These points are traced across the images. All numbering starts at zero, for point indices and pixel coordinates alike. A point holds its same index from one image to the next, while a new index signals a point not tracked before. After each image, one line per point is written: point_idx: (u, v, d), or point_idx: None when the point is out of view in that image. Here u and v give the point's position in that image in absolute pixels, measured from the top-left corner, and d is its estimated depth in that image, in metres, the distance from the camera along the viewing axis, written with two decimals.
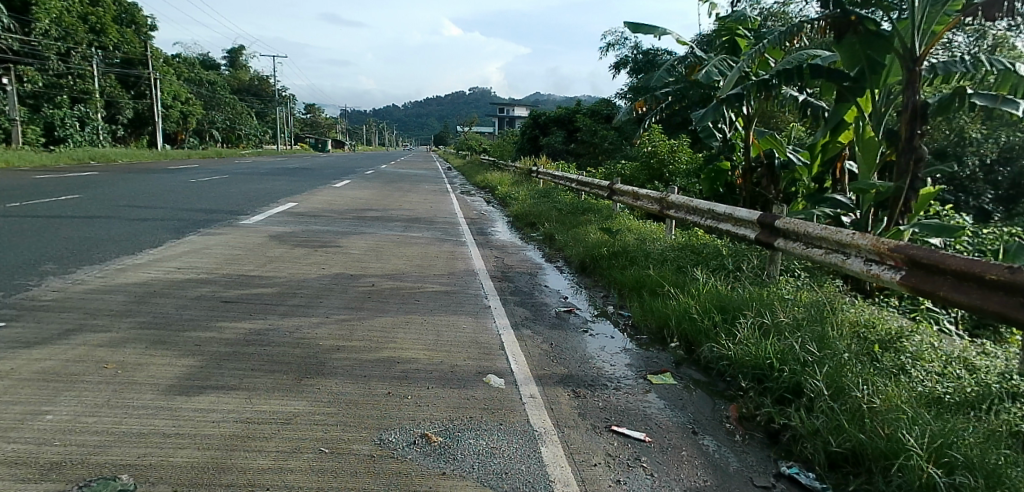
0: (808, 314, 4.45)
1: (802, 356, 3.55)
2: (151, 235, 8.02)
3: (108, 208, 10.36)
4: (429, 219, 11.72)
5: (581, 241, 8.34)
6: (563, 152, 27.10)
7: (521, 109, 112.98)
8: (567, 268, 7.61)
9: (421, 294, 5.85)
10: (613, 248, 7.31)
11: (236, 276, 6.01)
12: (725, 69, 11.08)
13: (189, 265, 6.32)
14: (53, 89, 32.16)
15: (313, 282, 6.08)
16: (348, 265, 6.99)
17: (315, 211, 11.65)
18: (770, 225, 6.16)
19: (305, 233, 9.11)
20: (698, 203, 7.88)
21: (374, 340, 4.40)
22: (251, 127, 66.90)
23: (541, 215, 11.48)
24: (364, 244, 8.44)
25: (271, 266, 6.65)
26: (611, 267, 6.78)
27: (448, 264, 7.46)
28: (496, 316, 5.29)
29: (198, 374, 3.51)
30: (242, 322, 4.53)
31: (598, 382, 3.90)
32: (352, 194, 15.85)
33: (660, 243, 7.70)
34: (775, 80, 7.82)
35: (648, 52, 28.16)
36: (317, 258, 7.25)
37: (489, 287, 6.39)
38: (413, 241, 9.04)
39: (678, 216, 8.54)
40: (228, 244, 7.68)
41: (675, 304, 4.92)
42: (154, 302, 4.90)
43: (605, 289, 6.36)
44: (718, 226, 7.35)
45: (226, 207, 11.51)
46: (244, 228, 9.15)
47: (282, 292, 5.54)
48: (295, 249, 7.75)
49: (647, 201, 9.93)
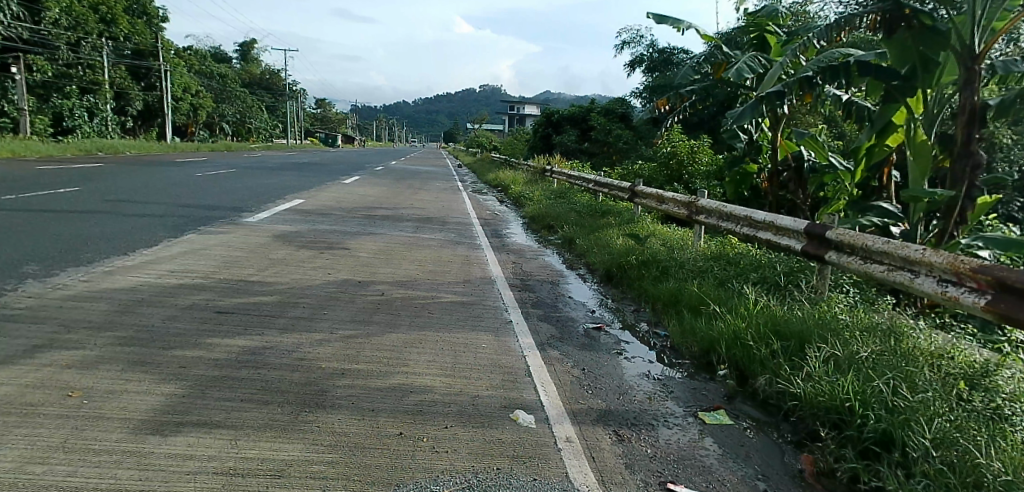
0: (879, 342, 3.89)
1: (893, 402, 3.00)
2: (147, 232, 7.53)
3: (107, 202, 9.89)
4: (441, 219, 11.21)
5: (606, 247, 7.79)
6: (576, 151, 26.56)
7: (532, 107, 112.39)
8: (591, 277, 7.08)
9: (435, 305, 5.33)
10: (642, 256, 6.76)
11: (235, 282, 5.51)
12: (757, 67, 10.54)
13: (184, 268, 5.82)
14: (61, 79, 31.89)
15: (319, 289, 5.57)
16: (356, 270, 6.48)
17: (322, 209, 11.14)
18: (820, 236, 5.61)
19: (311, 233, 8.60)
20: (733, 208, 7.31)
21: (383, 362, 3.87)
22: (261, 120, 66.64)
23: (559, 217, 10.93)
24: (374, 247, 7.93)
25: (273, 270, 6.13)
26: (640, 278, 6.24)
27: (463, 271, 6.93)
28: (518, 332, 4.76)
29: (177, 406, 3.00)
30: (236, 339, 4.01)
31: (642, 419, 3.37)
32: (362, 191, 15.36)
33: (692, 251, 7.13)
34: (819, 78, 7.20)
35: (664, 51, 27.56)
36: (323, 262, 6.74)
37: (508, 297, 5.86)
38: (425, 244, 8.52)
39: (708, 222, 7.97)
40: (228, 245, 7.18)
41: (723, 327, 4.37)
42: (140, 311, 4.40)
43: (635, 303, 5.82)
44: (755, 235, 6.79)
45: (230, 203, 11.01)
46: (247, 227, 8.66)
47: (283, 301, 5.02)
48: (300, 251, 7.24)
49: (673, 204, 9.38)
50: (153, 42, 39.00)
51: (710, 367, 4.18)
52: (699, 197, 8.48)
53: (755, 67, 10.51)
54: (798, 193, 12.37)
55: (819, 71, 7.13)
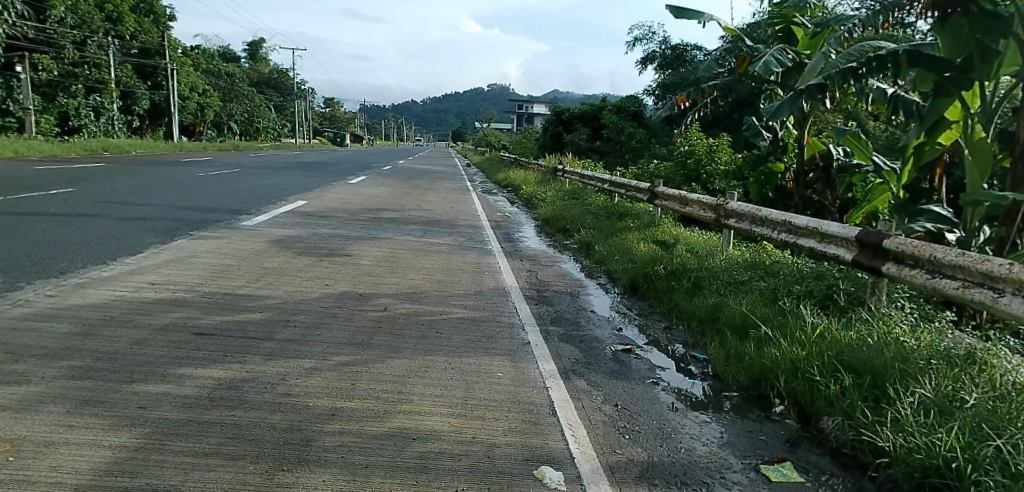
0: (972, 376, 3.28)
1: (1018, 467, 2.41)
2: (135, 238, 6.98)
3: (99, 205, 9.38)
4: (450, 221, 10.64)
5: (630, 254, 7.18)
6: (587, 150, 25.92)
7: (541, 107, 111.72)
8: (614, 287, 6.48)
9: (444, 323, 4.74)
10: (671, 265, 6.15)
11: (221, 296, 4.94)
12: (785, 60, 9.95)
13: (166, 278, 5.26)
14: (67, 78, 31.59)
15: (314, 304, 4.99)
16: (357, 280, 5.91)
17: (325, 211, 10.59)
18: (876, 246, 4.98)
19: (311, 238, 8.04)
20: (769, 212, 6.68)
21: (383, 397, 3.29)
22: (269, 119, 66.38)
23: (575, 219, 10.31)
24: (377, 253, 7.36)
25: (266, 281, 5.57)
26: (672, 291, 5.63)
27: (474, 280, 6.34)
28: (539, 357, 4.16)
29: (126, 464, 2.43)
30: (211, 369, 3.44)
31: (694, 476, 2.77)
32: (368, 192, 14.80)
33: (725, 260, 6.52)
34: (865, 69, 6.52)
35: (677, 47, 26.85)
36: (321, 271, 6.17)
37: (524, 312, 5.28)
38: (433, 249, 7.94)
39: (739, 227, 7.35)
40: (220, 251, 6.63)
41: (778, 356, 3.77)
42: (106, 334, 3.84)
43: (668, 320, 5.22)
44: (796, 242, 6.17)
45: (228, 205, 10.47)
46: (243, 231, 8.10)
47: (273, 319, 4.46)
48: (298, 258, 6.68)
49: (698, 207, 8.75)
50: (160, 41, 38.71)
51: (765, 405, 3.58)
52: (729, 199, 7.85)
53: (783, 60, 9.91)
54: (826, 194, 11.80)
55: (866, 61, 6.47)
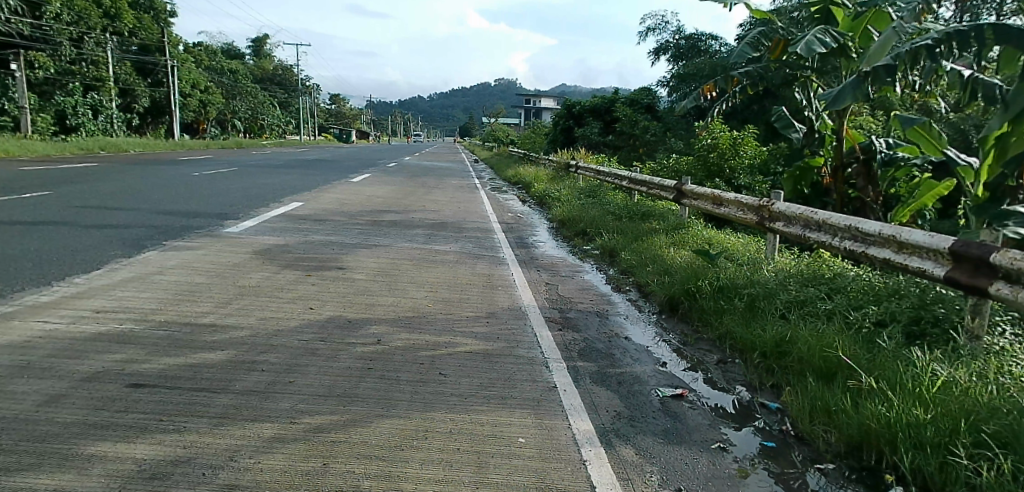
0: None
1: None
2: (97, 250, 6.13)
3: (74, 210, 8.58)
4: (457, 224, 9.73)
5: (665, 265, 6.25)
6: (599, 145, 24.91)
7: (549, 101, 110.40)
8: (647, 304, 5.59)
9: (450, 361, 3.85)
10: (716, 280, 5.23)
11: (179, 327, 4.08)
12: (826, 43, 9.21)
13: (116, 304, 4.40)
14: (64, 76, 30.86)
15: (291, 336, 4.10)
16: (348, 301, 5.03)
17: (321, 214, 9.72)
18: (981, 262, 3.95)
19: (300, 247, 7.16)
20: (829, 216, 5.73)
21: (364, 487, 2.40)
22: (275, 116, 65.68)
23: (594, 221, 9.37)
24: (374, 265, 6.47)
25: (238, 305, 4.70)
26: (721, 315, 4.73)
27: (484, 299, 5.44)
28: (569, 409, 3.26)
29: None
30: (135, 444, 2.58)
31: None
32: (370, 191, 13.92)
33: (778, 274, 5.58)
34: (941, 48, 5.48)
35: (691, 37, 25.76)
36: (307, 289, 5.29)
37: (547, 341, 4.39)
38: (438, 259, 7.04)
39: (788, 232, 6.41)
40: (192, 266, 5.76)
41: (890, 417, 2.84)
42: (11, 390, 2.98)
43: (723, 353, 4.31)
44: (863, 252, 5.23)
45: (216, 209, 9.64)
46: (225, 240, 7.22)
47: (234, 360, 3.58)
48: (282, 273, 5.80)
49: (735, 208, 7.81)
50: (160, 37, 37.98)
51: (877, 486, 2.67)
52: (774, 200, 6.91)
53: (826, 42, 9.24)
54: (868, 189, 10.76)
55: (944, 39, 5.40)
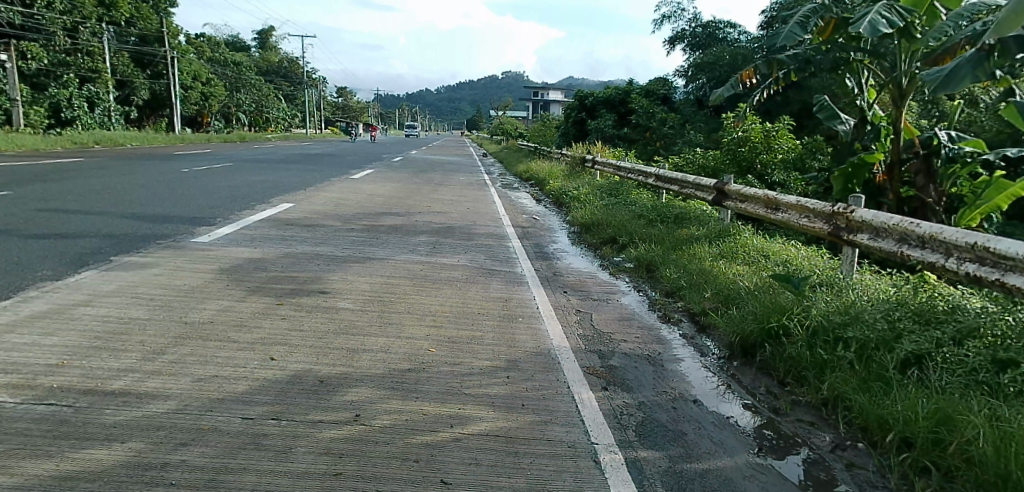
0: None
1: None
2: (19, 269, 4.97)
3: (25, 215, 7.41)
4: (465, 229, 8.54)
5: (727, 291, 5.05)
6: (613, 138, 23.60)
7: (558, 93, 108.81)
8: (709, 344, 4.41)
9: (458, 456, 2.65)
10: (806, 317, 4.04)
11: (73, 400, 2.88)
12: (895, 19, 7.93)
13: (3, 359, 3.22)
14: (59, 67, 29.77)
15: (234, 410, 2.91)
16: (324, 346, 3.81)
17: (311, 219, 8.54)
18: None
19: (278, 261, 5.95)
20: (939, 231, 4.50)
21: None
22: (279, 109, 64.52)
23: (625, 227, 8.13)
24: (365, 287, 5.25)
25: (174, 353, 3.51)
26: (825, 371, 3.55)
27: (503, 337, 4.24)
28: None
29: None
30: None
31: None
32: (370, 189, 12.73)
33: (877, 305, 4.38)
34: None
35: (709, 25, 24.32)
36: (274, 326, 4.09)
37: (594, 413, 3.20)
38: (445, 277, 5.85)
39: (874, 246, 5.17)
40: (132, 292, 4.55)
41: None
42: None
43: (837, 436, 3.13)
44: (995, 279, 3.94)
45: (191, 212, 8.46)
46: (190, 253, 6.04)
47: (132, 465, 2.39)
48: (248, 301, 4.61)
49: (795, 214, 6.59)
50: (159, 27, 36.85)
51: None
52: (853, 206, 5.67)
53: (894, 20, 7.92)
54: (928, 189, 9.49)
55: None
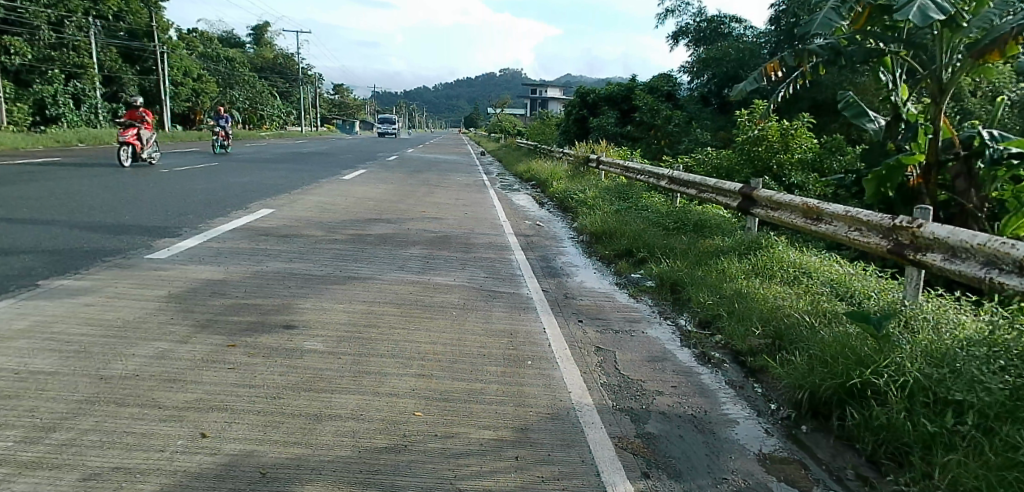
0: None
1: None
2: None
3: None
4: (461, 241, 7.64)
5: (780, 327, 4.18)
6: (617, 136, 22.69)
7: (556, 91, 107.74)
8: (767, 399, 3.53)
9: None
10: (897, 370, 3.16)
11: None
12: (946, 5, 7.01)
13: None
14: (43, 63, 28.78)
15: None
16: (276, 412, 2.92)
17: (289, 228, 7.66)
18: None
19: (242, 283, 5.07)
20: None
21: None
22: (274, 105, 63.45)
23: (642, 237, 7.26)
24: (341, 320, 4.35)
25: (71, 427, 2.63)
26: (936, 451, 2.68)
27: (510, 392, 3.36)
28: None
29: None
30: None
31: None
32: (360, 192, 11.86)
33: (977, 346, 3.48)
34: None
35: (713, 20, 23.43)
36: (218, 380, 3.21)
37: None
38: (438, 302, 4.96)
39: (950, 270, 4.27)
40: (47, 331, 3.67)
41: None
42: None
43: None
44: None
45: (156, 220, 7.57)
46: (139, 274, 5.17)
47: None
48: (192, 340, 3.73)
49: (842, 225, 5.72)
50: (148, 22, 35.87)
51: None
52: (920, 220, 4.78)
53: (944, 6, 7.01)
54: (969, 194, 8.52)
55: None
